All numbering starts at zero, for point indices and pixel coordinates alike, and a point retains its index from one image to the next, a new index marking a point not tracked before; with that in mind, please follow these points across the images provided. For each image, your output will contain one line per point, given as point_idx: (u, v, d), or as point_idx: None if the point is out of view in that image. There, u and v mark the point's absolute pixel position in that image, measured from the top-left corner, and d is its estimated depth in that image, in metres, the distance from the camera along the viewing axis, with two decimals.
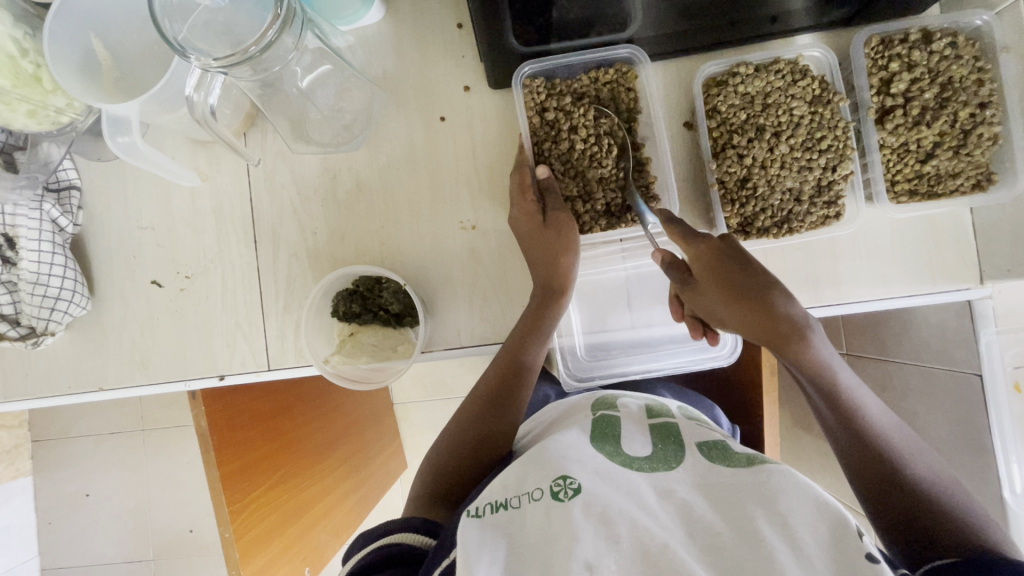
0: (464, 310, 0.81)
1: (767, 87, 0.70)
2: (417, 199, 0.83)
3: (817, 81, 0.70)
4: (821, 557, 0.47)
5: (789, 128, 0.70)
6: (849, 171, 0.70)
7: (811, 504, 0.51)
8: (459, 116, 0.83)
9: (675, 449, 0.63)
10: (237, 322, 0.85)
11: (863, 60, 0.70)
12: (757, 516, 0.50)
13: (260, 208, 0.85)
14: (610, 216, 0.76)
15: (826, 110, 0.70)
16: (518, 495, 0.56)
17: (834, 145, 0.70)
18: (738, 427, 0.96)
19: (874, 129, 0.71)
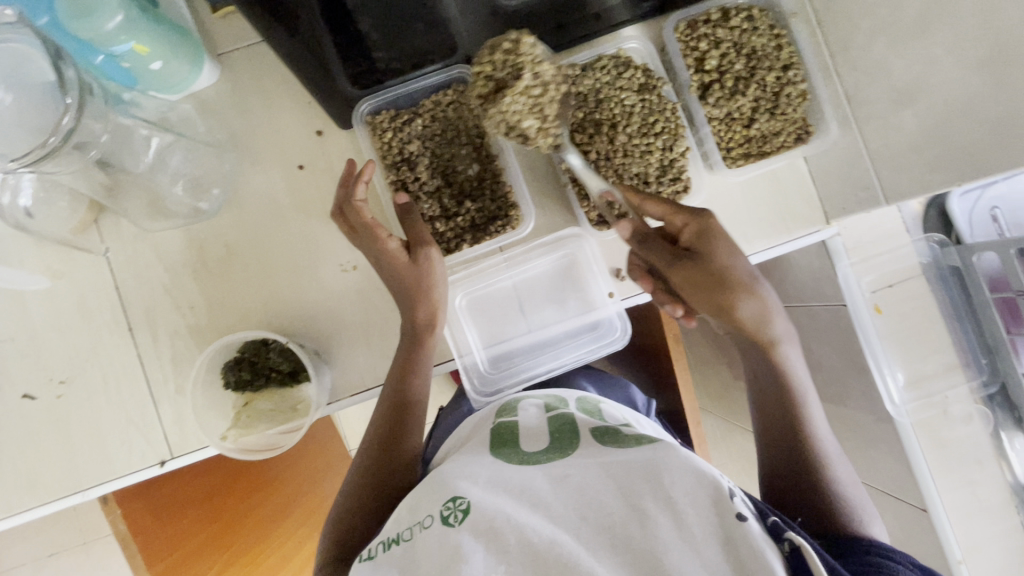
0: (361, 351, 0.81)
1: (596, 84, 0.75)
2: (293, 252, 0.82)
3: (640, 71, 0.75)
4: (700, 528, 0.50)
5: (624, 118, 0.74)
6: (685, 147, 0.74)
7: (694, 475, 0.53)
8: (318, 162, 0.83)
9: (569, 439, 0.66)
10: (126, 416, 0.80)
11: (675, 45, 0.76)
12: (643, 496, 0.53)
13: (129, 294, 0.81)
14: (478, 232, 0.78)
15: (654, 96, 0.74)
16: (410, 526, 0.58)
17: (668, 126, 0.74)
18: (652, 403, 0.99)
19: (700, 105, 0.77)
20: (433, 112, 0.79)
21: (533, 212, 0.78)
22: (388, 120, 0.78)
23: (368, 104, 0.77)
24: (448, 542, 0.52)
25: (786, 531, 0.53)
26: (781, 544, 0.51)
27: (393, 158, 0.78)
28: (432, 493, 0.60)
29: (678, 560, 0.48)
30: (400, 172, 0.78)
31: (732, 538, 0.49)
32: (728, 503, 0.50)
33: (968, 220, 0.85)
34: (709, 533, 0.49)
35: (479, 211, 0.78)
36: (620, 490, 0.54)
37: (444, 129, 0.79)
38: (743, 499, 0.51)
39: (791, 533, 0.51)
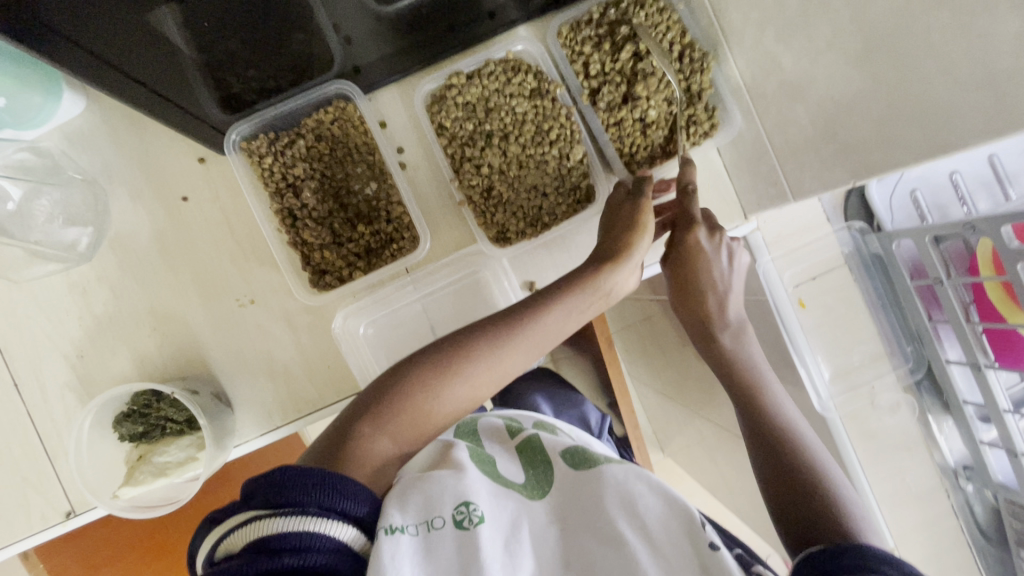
0: (266, 388, 0.77)
1: (484, 92, 0.73)
2: (185, 290, 0.77)
3: (530, 75, 0.72)
4: (673, 553, 0.52)
5: (515, 128, 0.74)
6: (582, 154, 0.73)
7: (669, 504, 0.55)
8: (203, 191, 0.77)
9: (544, 469, 0.64)
10: (22, 476, 0.76)
11: (562, 48, 0.73)
12: (620, 525, 0.54)
13: (11, 349, 0.76)
14: (374, 256, 0.75)
15: (546, 102, 0.73)
16: (415, 522, 0.52)
17: (562, 132, 0.73)
18: (607, 419, 0.97)
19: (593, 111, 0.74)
20: (316, 131, 0.74)
21: (423, 227, 0.72)
22: (266, 145, 0.73)
23: (239, 131, 0.72)
24: (467, 549, 0.51)
25: (752, 562, 0.54)
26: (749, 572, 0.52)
27: (277, 185, 0.73)
28: (431, 489, 0.56)
29: None
30: (287, 197, 0.73)
31: (707, 565, 0.51)
32: (701, 530, 0.53)
33: (887, 206, 0.82)
34: (685, 561, 0.52)
35: (375, 235, 0.75)
36: (598, 521, 0.56)
37: (331, 148, 0.75)
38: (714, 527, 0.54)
39: (757, 567, 0.53)
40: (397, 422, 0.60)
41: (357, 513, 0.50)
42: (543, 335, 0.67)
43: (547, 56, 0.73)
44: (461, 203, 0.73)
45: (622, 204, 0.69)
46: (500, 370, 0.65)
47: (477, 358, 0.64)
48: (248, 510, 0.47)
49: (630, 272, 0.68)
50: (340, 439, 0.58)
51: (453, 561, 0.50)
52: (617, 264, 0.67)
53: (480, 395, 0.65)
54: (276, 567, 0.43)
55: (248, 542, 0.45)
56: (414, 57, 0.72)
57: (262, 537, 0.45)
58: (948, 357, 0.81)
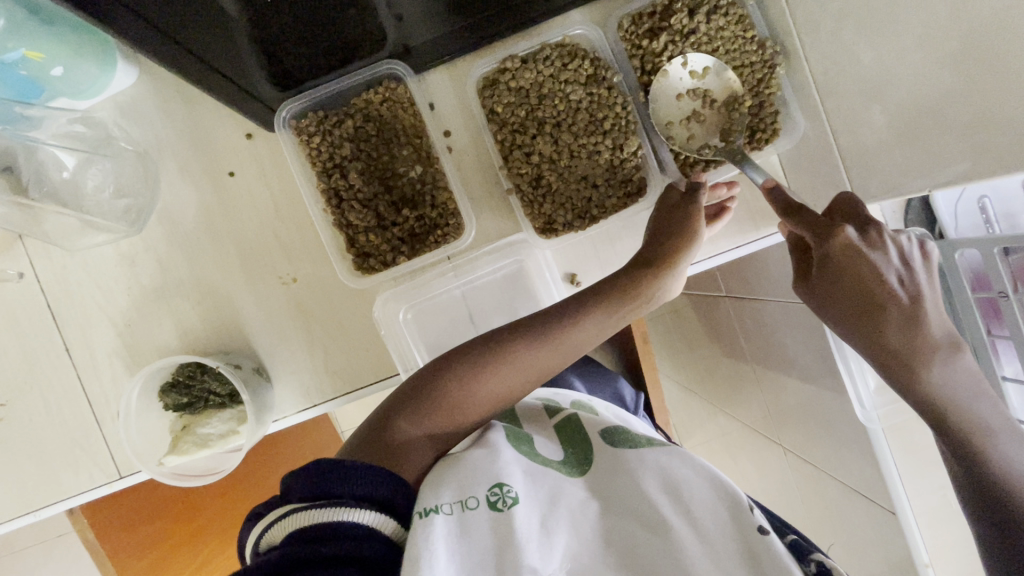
0: (304, 367, 0.77)
1: (539, 77, 0.71)
2: (229, 267, 0.77)
3: (588, 61, 0.70)
4: (719, 537, 0.53)
5: (569, 116, 0.72)
6: (637, 146, 0.71)
7: (712, 488, 0.55)
8: (250, 167, 0.77)
9: (585, 450, 0.62)
10: (71, 436, 0.78)
11: (618, 39, 0.71)
12: (664, 510, 0.54)
13: (62, 313, 0.78)
14: (417, 242, 0.74)
15: (602, 91, 0.71)
16: (451, 501, 0.52)
17: (617, 123, 0.71)
18: (641, 398, 0.99)
19: (649, 108, 0.72)
20: (365, 111, 0.73)
21: (470, 215, 0.71)
22: (313, 124, 0.72)
23: (288, 109, 0.71)
24: (502, 531, 0.51)
25: (811, 550, 0.53)
26: (810, 564, 0.51)
27: (324, 165, 0.72)
28: (465, 471, 0.55)
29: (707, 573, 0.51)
30: (333, 179, 0.72)
31: (756, 552, 0.51)
32: (747, 513, 0.52)
33: (951, 213, 0.78)
34: (730, 548, 0.52)
35: (420, 221, 0.74)
36: (642, 499, 0.55)
37: (380, 130, 0.74)
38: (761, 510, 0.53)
39: (816, 553, 0.52)
40: (437, 413, 0.61)
41: (390, 499, 0.51)
42: (587, 334, 0.66)
43: (607, 42, 0.71)
44: (510, 191, 0.73)
45: (673, 205, 0.67)
46: (542, 366, 0.65)
47: (518, 353, 0.64)
48: (284, 505, 0.48)
49: (673, 279, 0.67)
50: (382, 428, 0.59)
51: (489, 541, 0.50)
52: (661, 270, 0.66)
53: (518, 393, 0.65)
54: (316, 557, 0.44)
55: (287, 535, 0.46)
56: (467, 39, 0.71)
57: (301, 528, 0.45)
58: (1004, 373, 0.77)
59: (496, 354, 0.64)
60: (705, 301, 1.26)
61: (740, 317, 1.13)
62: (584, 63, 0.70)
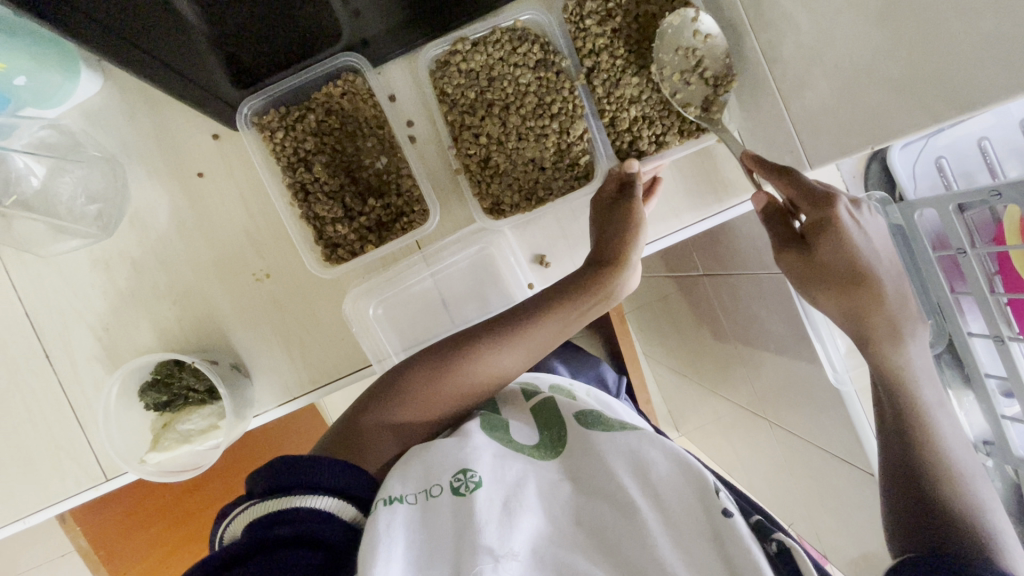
0: (282, 362, 0.78)
1: (489, 60, 0.74)
2: (202, 267, 0.79)
3: (535, 48, 0.73)
4: (684, 518, 0.52)
5: (517, 99, 0.75)
6: (583, 128, 0.73)
7: (679, 470, 0.55)
8: (218, 167, 0.78)
9: (558, 431, 0.62)
10: (55, 441, 0.79)
11: (563, 28, 0.74)
12: (629, 488, 0.54)
13: (44, 321, 0.79)
14: (384, 229, 0.75)
15: (550, 74, 0.74)
16: (415, 491, 0.54)
17: (565, 107, 0.74)
18: (623, 379, 0.99)
19: (589, 91, 0.75)
20: (328, 104, 0.74)
21: (436, 201, 0.72)
22: (277, 118, 0.73)
23: (250, 105, 0.72)
24: (462, 513, 0.52)
25: (773, 530, 0.53)
26: (770, 544, 0.51)
27: (290, 159, 0.73)
28: (432, 460, 0.57)
29: (670, 558, 0.50)
30: (298, 173, 0.73)
31: (719, 532, 0.50)
32: (714, 496, 0.51)
33: (911, 177, 0.80)
34: (696, 530, 0.51)
35: (388, 208, 0.75)
36: (608, 475, 0.56)
37: (342, 121, 0.75)
38: (729, 494, 0.52)
39: (778, 534, 0.52)
40: (401, 409, 0.64)
41: (348, 487, 0.52)
42: (547, 332, 0.68)
43: (554, 28, 0.74)
44: (458, 172, 0.74)
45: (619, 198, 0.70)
46: (505, 363, 0.67)
47: (480, 350, 0.67)
48: (248, 500, 0.50)
49: (628, 274, 0.69)
50: (351, 424, 0.62)
51: (449, 526, 0.51)
52: (616, 269, 0.68)
53: (482, 394, 0.67)
54: (272, 543, 0.45)
55: (246, 526, 0.47)
56: (422, 29, 0.72)
57: (260, 518, 0.47)
58: (971, 330, 0.78)
59: (460, 352, 0.67)
60: (685, 282, 1.28)
61: (718, 295, 1.15)
62: (532, 50, 0.73)
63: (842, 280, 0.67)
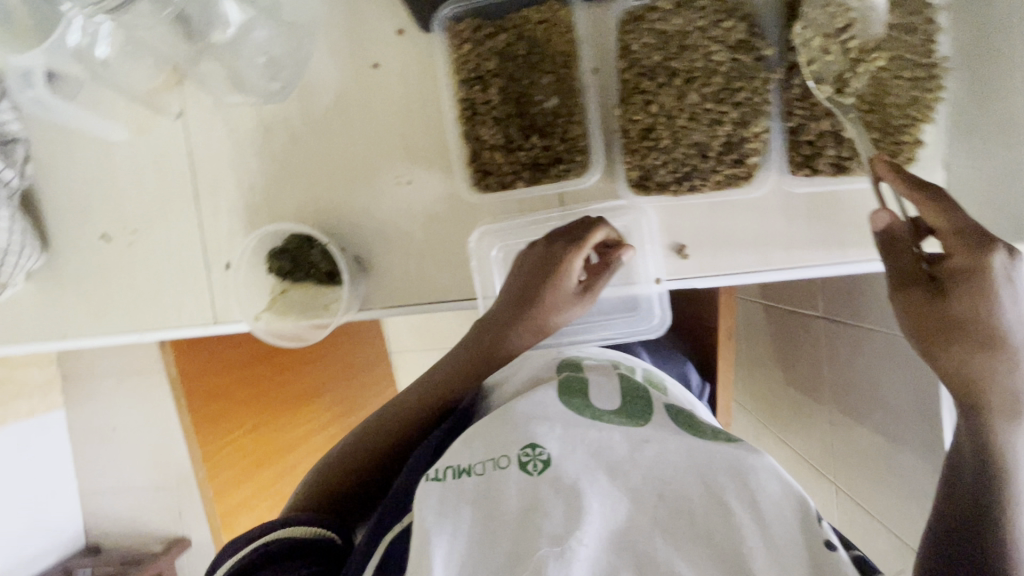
0: (398, 268, 0.80)
1: (687, 25, 0.64)
2: (351, 156, 0.80)
3: (743, 24, 0.63)
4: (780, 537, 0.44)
5: (704, 74, 0.64)
6: (763, 128, 0.64)
7: (779, 485, 0.46)
8: (393, 63, 0.78)
9: (640, 407, 0.57)
10: (184, 274, 0.86)
11: (780, 12, 0.63)
12: (723, 485, 0.46)
13: (199, 163, 0.83)
14: (537, 171, 0.72)
15: (746, 58, 0.63)
16: (482, 460, 0.51)
17: (752, 98, 0.63)
18: (708, 384, 0.96)
19: (780, 90, 0.64)
20: (519, 29, 0.70)
21: (601, 163, 0.71)
22: (466, 30, 0.71)
23: (449, 11, 0.71)
24: (532, 493, 0.47)
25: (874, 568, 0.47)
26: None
27: (464, 76, 0.71)
28: (502, 430, 0.54)
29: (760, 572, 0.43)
30: (467, 91, 0.71)
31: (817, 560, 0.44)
32: (817, 524, 0.45)
33: None
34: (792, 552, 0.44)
35: (545, 150, 0.71)
36: (700, 474, 0.47)
37: (526, 49, 0.71)
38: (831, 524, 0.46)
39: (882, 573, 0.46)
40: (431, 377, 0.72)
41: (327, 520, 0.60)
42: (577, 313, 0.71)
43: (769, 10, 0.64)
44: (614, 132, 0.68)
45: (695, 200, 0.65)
46: (533, 331, 0.70)
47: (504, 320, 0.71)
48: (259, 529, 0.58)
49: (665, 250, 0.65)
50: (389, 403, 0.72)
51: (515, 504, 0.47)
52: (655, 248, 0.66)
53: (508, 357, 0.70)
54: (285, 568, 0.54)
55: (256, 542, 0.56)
56: None
57: (273, 549, 0.56)
58: None
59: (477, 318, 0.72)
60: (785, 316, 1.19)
61: (830, 341, 1.06)
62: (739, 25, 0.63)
63: (974, 345, 0.52)
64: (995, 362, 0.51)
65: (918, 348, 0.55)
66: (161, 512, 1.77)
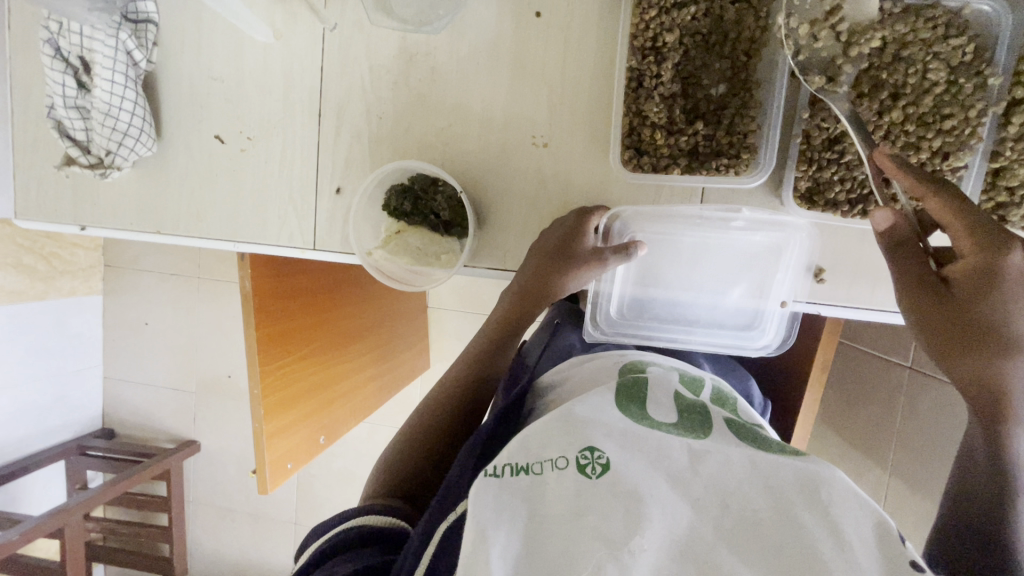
0: (515, 231, 0.77)
1: (908, 35, 0.58)
2: (491, 104, 0.76)
3: (972, 45, 0.58)
4: (865, 559, 0.36)
5: (914, 93, 0.59)
6: (962, 164, 0.59)
7: (849, 495, 0.39)
8: (557, 15, 0.73)
9: (700, 422, 0.49)
10: (291, 192, 0.83)
11: (1017, 39, 0.57)
12: (795, 501, 0.39)
13: (330, 81, 0.79)
14: (694, 160, 0.68)
15: (968, 83, 0.58)
16: (539, 459, 0.43)
17: (960, 129, 0.59)
18: (771, 405, 0.86)
19: (996, 125, 0.59)
20: (712, 4, 0.65)
21: (771, 165, 0.66)
22: None
23: None
24: (587, 501, 0.39)
25: None
26: None
27: (640, 44, 0.66)
28: (561, 425, 0.45)
29: None
30: (639, 62, 0.67)
31: None
32: (901, 543, 0.36)
33: None
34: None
35: (707, 139, 0.67)
36: (761, 482, 0.40)
37: (714, 30, 0.66)
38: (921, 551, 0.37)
39: None
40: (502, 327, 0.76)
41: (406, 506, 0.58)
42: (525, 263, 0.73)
43: (1005, 34, 0.58)
44: (795, 137, 0.65)
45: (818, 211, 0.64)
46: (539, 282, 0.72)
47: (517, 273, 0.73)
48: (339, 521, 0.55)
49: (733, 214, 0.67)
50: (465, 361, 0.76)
51: (569, 513, 0.38)
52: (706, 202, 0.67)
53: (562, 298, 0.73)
54: (354, 555, 0.51)
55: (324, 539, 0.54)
56: None
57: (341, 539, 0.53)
58: None
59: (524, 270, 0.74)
60: (861, 359, 1.15)
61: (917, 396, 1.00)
62: (967, 46, 0.58)
63: (1001, 351, 0.51)
64: (1018, 365, 0.51)
65: (930, 352, 0.55)
66: (181, 419, 1.79)
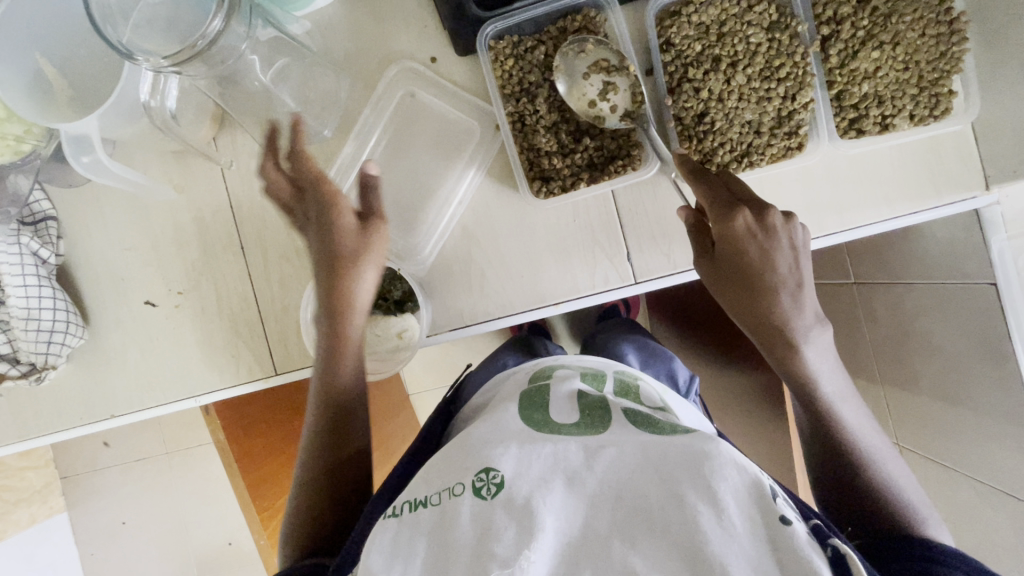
0: (461, 288, 0.79)
1: (720, 15, 0.69)
2: (400, 183, 0.81)
3: (773, 6, 0.68)
4: (742, 522, 0.44)
5: (745, 57, 0.69)
6: (810, 98, 0.68)
7: (733, 464, 0.47)
8: (432, 90, 0.80)
9: (601, 415, 0.59)
10: (236, 329, 0.82)
11: None
12: (682, 480, 0.47)
13: (242, 214, 0.81)
14: (595, 171, 0.74)
15: (784, 36, 0.68)
16: (440, 491, 0.53)
17: (794, 72, 0.68)
18: (696, 381, 0.95)
19: (820, 60, 0.69)
20: (558, 40, 0.73)
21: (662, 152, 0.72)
22: (510, 49, 0.73)
23: (492, 28, 0.72)
24: (479, 517, 0.48)
25: (830, 535, 0.46)
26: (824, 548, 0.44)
27: (511, 92, 0.74)
28: (465, 459, 0.56)
29: (721, 555, 0.42)
30: (516, 107, 0.74)
31: (772, 537, 0.43)
32: (769, 499, 0.44)
33: None
34: (749, 531, 0.43)
35: (598, 149, 0.74)
36: (657, 474, 0.49)
37: None
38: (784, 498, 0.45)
39: (835, 539, 0.45)
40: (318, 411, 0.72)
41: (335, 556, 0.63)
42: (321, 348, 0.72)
43: None
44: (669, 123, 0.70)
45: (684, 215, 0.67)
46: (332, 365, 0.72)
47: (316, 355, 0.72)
48: None
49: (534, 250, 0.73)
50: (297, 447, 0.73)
51: (466, 529, 0.48)
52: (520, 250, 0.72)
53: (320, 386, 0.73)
54: None
55: None
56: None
57: None
58: None
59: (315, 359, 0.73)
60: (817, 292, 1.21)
61: (871, 305, 1.05)
62: (770, 8, 0.68)
63: (767, 293, 0.63)
64: (784, 303, 0.63)
65: (727, 304, 0.66)
66: None
